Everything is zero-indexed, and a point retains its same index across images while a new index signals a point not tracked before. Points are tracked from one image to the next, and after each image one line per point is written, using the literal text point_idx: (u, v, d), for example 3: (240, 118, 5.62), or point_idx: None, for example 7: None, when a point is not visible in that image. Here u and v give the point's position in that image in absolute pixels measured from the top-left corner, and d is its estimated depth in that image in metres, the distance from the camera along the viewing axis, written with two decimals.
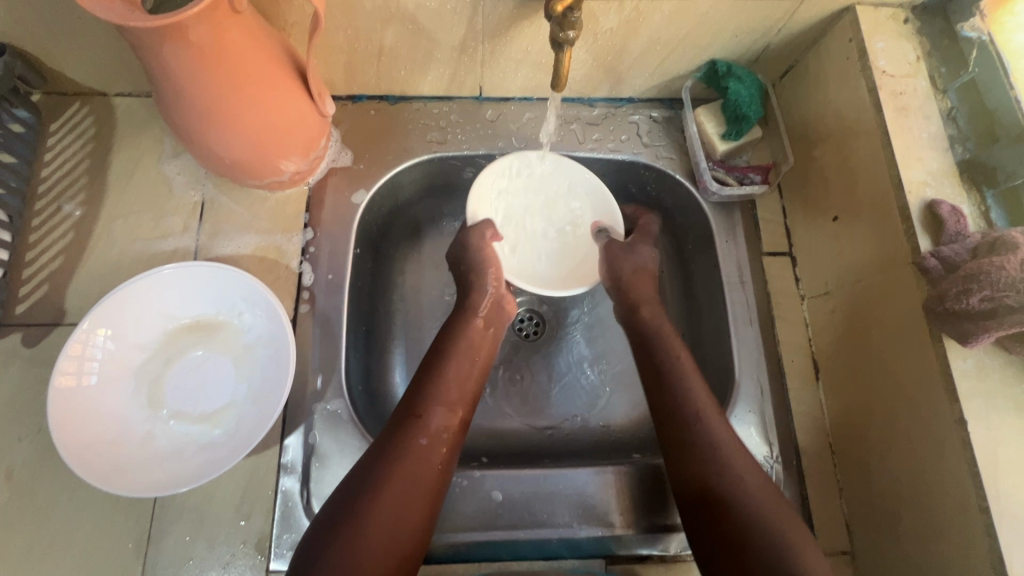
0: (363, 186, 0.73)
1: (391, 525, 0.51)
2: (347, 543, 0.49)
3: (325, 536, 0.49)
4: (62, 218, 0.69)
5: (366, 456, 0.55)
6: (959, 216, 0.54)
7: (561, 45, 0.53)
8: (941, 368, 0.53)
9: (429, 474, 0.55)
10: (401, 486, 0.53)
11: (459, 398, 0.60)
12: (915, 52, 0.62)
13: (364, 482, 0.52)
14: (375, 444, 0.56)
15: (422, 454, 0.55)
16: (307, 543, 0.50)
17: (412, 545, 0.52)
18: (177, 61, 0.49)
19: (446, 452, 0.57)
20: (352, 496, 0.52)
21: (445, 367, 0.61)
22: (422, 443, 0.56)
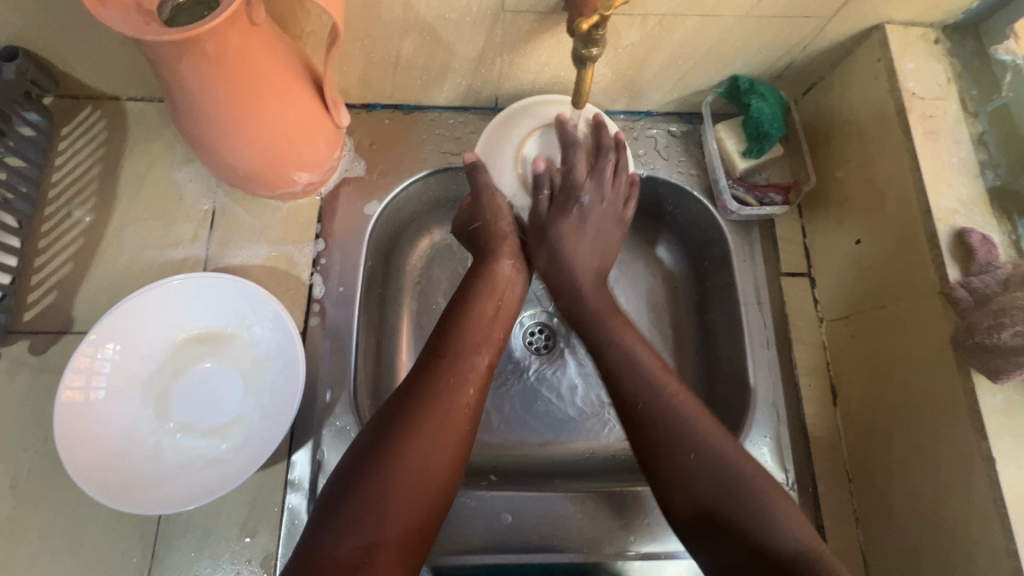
0: (376, 197, 0.72)
1: (420, 468, 0.50)
2: (375, 485, 0.48)
3: (353, 478, 0.48)
4: (72, 224, 0.68)
5: (394, 398, 0.54)
6: (990, 246, 0.53)
7: (583, 62, 0.51)
8: (969, 403, 0.51)
9: (458, 421, 0.53)
10: (431, 430, 0.51)
11: (488, 344, 0.59)
12: (945, 74, 0.61)
13: (394, 420, 0.51)
14: (406, 383, 0.55)
15: (452, 397, 0.54)
16: (333, 485, 0.49)
17: (440, 492, 0.51)
18: (194, 73, 0.48)
19: (475, 398, 0.55)
20: (380, 437, 0.50)
21: (469, 312, 0.60)
22: (448, 384, 0.54)
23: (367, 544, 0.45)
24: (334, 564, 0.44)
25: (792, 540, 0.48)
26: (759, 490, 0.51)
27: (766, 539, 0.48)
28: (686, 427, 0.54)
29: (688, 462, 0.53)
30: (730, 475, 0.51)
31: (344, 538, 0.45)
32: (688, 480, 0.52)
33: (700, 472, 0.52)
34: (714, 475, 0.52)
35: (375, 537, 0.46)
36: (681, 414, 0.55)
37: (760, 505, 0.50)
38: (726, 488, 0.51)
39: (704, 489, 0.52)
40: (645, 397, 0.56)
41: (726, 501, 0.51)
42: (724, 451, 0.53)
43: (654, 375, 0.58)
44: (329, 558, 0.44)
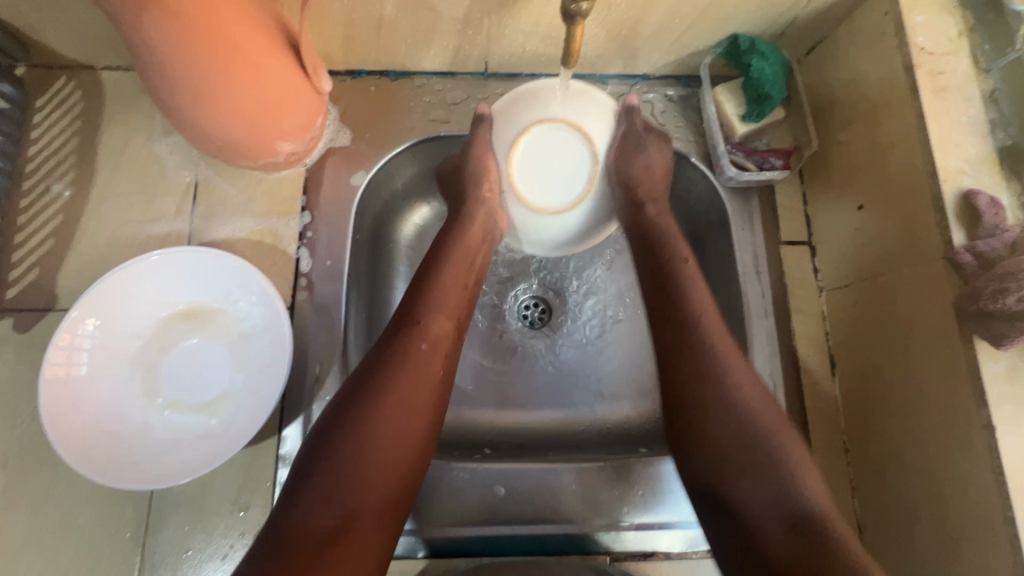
0: (363, 167, 0.70)
1: (391, 438, 0.48)
2: (347, 456, 0.46)
3: (323, 447, 0.46)
4: (51, 199, 0.67)
5: (363, 364, 0.51)
6: (998, 208, 0.51)
7: (573, 17, 0.48)
8: (970, 371, 0.50)
9: (428, 385, 0.51)
10: (403, 398, 0.49)
11: (459, 303, 0.58)
12: (957, 28, 0.57)
13: (362, 389, 0.49)
14: (372, 351, 0.52)
15: (425, 361, 0.52)
16: (305, 453, 0.47)
17: (414, 459, 0.49)
18: (159, 33, 0.46)
19: (447, 360, 0.54)
20: (349, 405, 0.48)
21: (440, 272, 0.58)
22: (422, 349, 0.52)
23: (342, 516, 0.44)
24: (308, 534, 0.43)
25: (813, 498, 0.47)
26: (774, 445, 0.49)
27: (788, 492, 0.47)
28: (725, 380, 0.52)
29: (715, 413, 0.51)
30: (759, 433, 0.50)
31: (317, 510, 0.44)
32: (713, 420, 0.51)
33: (735, 440, 0.50)
34: (742, 422, 0.50)
35: (349, 508, 0.45)
36: (716, 358, 0.53)
37: (785, 474, 0.48)
38: (752, 438, 0.50)
39: (729, 447, 0.50)
40: (692, 329, 0.55)
41: (754, 457, 0.49)
42: (757, 403, 0.51)
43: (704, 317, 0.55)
44: (302, 530, 0.43)
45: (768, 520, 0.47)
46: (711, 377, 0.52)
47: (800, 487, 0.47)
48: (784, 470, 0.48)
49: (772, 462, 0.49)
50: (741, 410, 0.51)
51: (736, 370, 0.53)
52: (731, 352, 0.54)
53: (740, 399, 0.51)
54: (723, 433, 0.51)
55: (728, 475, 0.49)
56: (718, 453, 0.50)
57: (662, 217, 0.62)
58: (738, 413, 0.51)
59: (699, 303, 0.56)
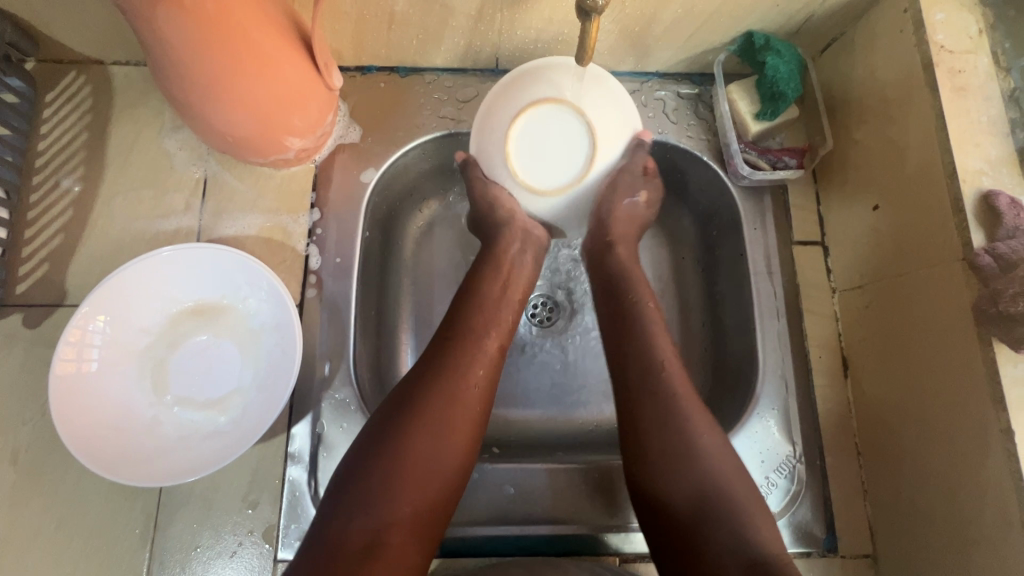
0: (372, 164, 0.69)
1: (431, 449, 0.47)
2: (386, 469, 0.46)
3: (363, 460, 0.47)
4: (61, 193, 0.66)
5: (405, 380, 0.52)
6: (1019, 209, 0.50)
7: (589, 14, 0.48)
8: (989, 373, 0.49)
9: (469, 401, 0.51)
10: (444, 412, 0.49)
11: (498, 321, 0.58)
12: (977, 25, 0.56)
13: (405, 400, 0.50)
14: (416, 365, 0.53)
15: (466, 376, 0.52)
16: (346, 466, 0.47)
17: (454, 475, 0.49)
18: (170, 27, 0.45)
19: (489, 379, 0.54)
20: (391, 419, 0.49)
21: (480, 290, 0.59)
22: (464, 364, 0.52)
23: (378, 528, 0.44)
24: (346, 547, 0.42)
25: (766, 545, 0.46)
26: (732, 496, 0.48)
27: (743, 537, 0.46)
28: (681, 420, 0.51)
29: (675, 466, 0.50)
30: (709, 471, 0.49)
31: (354, 521, 0.44)
32: (678, 461, 0.50)
33: (693, 472, 0.49)
34: (706, 462, 0.49)
35: (387, 520, 0.44)
36: (673, 394, 0.53)
37: (738, 510, 0.47)
38: (704, 487, 0.48)
39: (695, 477, 0.49)
40: (650, 371, 0.54)
41: (707, 491, 0.48)
42: (709, 433, 0.51)
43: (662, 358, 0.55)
44: (341, 541, 0.43)
45: (730, 567, 0.44)
46: (664, 410, 0.52)
47: (753, 536, 0.46)
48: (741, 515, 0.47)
49: (727, 506, 0.47)
50: (701, 455, 0.50)
51: (694, 413, 0.52)
52: (687, 395, 0.53)
53: (699, 442, 0.50)
54: (673, 475, 0.49)
55: (692, 517, 0.47)
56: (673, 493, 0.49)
57: (633, 260, 0.63)
58: (681, 425, 0.51)
59: (649, 340, 0.56)
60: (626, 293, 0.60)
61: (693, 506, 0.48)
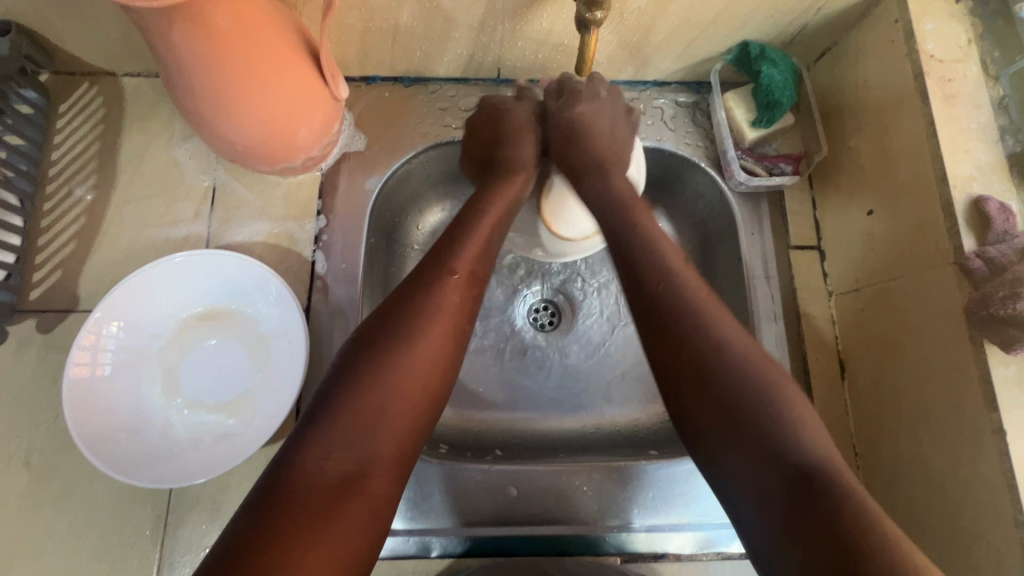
0: (377, 172, 0.71)
1: (407, 389, 0.48)
2: (363, 403, 0.46)
3: (339, 393, 0.46)
4: (73, 202, 0.68)
5: (379, 314, 0.51)
6: (1008, 214, 0.51)
7: (588, 26, 0.50)
8: (981, 374, 0.50)
9: (445, 338, 0.51)
10: (420, 351, 0.49)
11: (478, 253, 0.57)
12: (967, 35, 0.58)
13: (382, 337, 0.49)
14: (392, 299, 0.52)
15: (444, 313, 0.52)
16: (321, 397, 0.47)
17: (427, 410, 0.49)
18: (185, 42, 0.47)
19: (466, 316, 0.54)
20: (366, 353, 0.48)
21: (460, 228, 0.57)
22: (446, 302, 0.52)
23: (358, 461, 0.44)
24: (323, 477, 0.43)
25: (810, 450, 0.44)
26: (770, 404, 0.46)
27: (779, 446, 0.44)
28: (705, 333, 0.50)
29: (705, 374, 0.49)
30: (737, 378, 0.48)
31: (333, 453, 0.44)
32: (705, 377, 0.49)
33: (721, 379, 0.48)
34: (735, 371, 0.48)
35: (365, 454, 0.45)
36: (693, 314, 0.52)
37: (779, 419, 0.46)
38: (742, 395, 0.47)
39: (727, 391, 0.48)
40: (664, 285, 0.53)
41: (736, 406, 0.47)
42: (737, 345, 0.50)
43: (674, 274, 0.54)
44: (319, 472, 0.43)
45: (767, 480, 0.44)
46: (689, 319, 0.51)
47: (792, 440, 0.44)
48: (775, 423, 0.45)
49: (760, 416, 0.46)
50: (730, 367, 0.49)
51: (728, 332, 0.50)
52: (711, 309, 0.52)
53: (727, 351, 0.49)
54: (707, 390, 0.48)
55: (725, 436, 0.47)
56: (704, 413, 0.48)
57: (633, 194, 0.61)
58: (703, 335, 0.50)
59: (658, 252, 0.55)
60: (627, 214, 0.59)
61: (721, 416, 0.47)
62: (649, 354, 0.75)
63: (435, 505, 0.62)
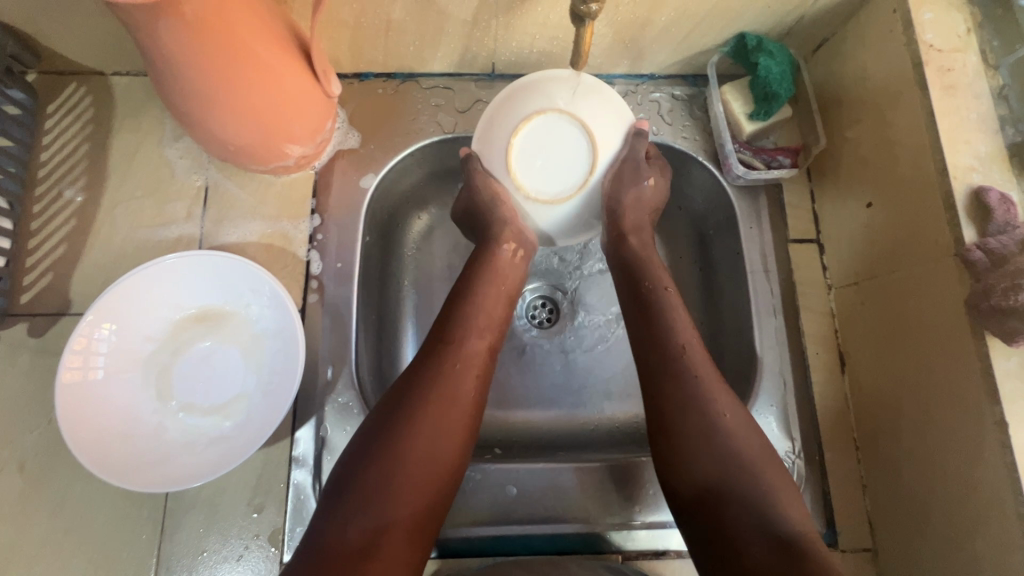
0: (372, 170, 0.70)
1: (427, 455, 0.48)
2: (382, 470, 0.46)
3: (359, 461, 0.47)
4: (63, 204, 0.67)
5: (401, 382, 0.52)
6: (1009, 205, 0.51)
7: (583, 19, 0.49)
8: (982, 367, 0.50)
9: (466, 409, 0.52)
10: (438, 417, 0.50)
11: (489, 321, 0.58)
12: (966, 24, 0.57)
13: (399, 406, 0.50)
14: (409, 367, 0.53)
15: (460, 381, 0.53)
16: (344, 467, 0.48)
17: (448, 475, 0.49)
18: (172, 40, 0.46)
19: (481, 381, 0.55)
20: (387, 423, 0.49)
21: (473, 295, 0.58)
22: (459, 370, 0.53)
23: (377, 527, 0.45)
24: (344, 547, 0.43)
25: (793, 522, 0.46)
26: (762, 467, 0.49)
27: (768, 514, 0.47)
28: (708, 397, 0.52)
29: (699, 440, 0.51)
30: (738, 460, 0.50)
31: (352, 522, 0.44)
32: (701, 440, 0.51)
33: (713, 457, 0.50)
34: (723, 454, 0.50)
35: (385, 518, 0.45)
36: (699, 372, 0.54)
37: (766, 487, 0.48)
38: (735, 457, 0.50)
39: (713, 467, 0.50)
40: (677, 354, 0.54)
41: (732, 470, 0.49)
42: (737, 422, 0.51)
43: (685, 345, 0.55)
44: (339, 543, 0.43)
45: (752, 538, 0.46)
46: (690, 404, 0.52)
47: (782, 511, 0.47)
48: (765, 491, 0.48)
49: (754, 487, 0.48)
50: (723, 427, 0.51)
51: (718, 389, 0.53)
52: (716, 379, 0.53)
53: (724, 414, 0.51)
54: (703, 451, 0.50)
55: (710, 491, 0.49)
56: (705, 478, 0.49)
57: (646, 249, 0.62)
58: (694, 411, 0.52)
59: (669, 327, 0.56)
60: (644, 275, 0.60)
61: (703, 482, 0.49)
62: None
63: None
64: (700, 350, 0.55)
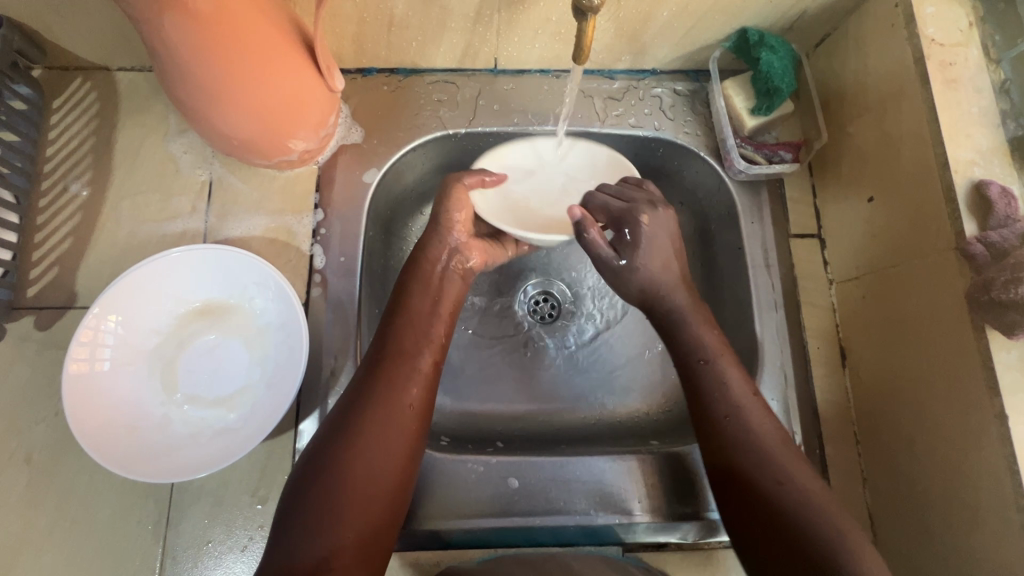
0: (375, 165, 0.70)
1: (369, 474, 0.49)
2: (325, 494, 0.47)
3: (303, 488, 0.48)
4: (69, 198, 0.68)
5: (342, 403, 0.53)
6: (1010, 198, 0.51)
7: (585, 13, 0.49)
8: (982, 360, 0.50)
9: (406, 425, 0.52)
10: (378, 437, 0.51)
11: (432, 338, 0.59)
12: (968, 19, 0.57)
13: (339, 430, 0.51)
14: (349, 390, 0.54)
15: (398, 399, 0.53)
16: (289, 496, 0.48)
17: (394, 493, 0.50)
18: (177, 34, 0.46)
19: (423, 394, 0.55)
20: (329, 447, 0.50)
21: (413, 311, 0.59)
22: (397, 388, 0.53)
23: (329, 551, 0.45)
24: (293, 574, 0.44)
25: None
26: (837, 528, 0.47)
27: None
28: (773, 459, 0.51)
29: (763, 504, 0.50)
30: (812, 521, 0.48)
31: (301, 549, 0.45)
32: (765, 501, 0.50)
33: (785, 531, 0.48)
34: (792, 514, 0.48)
35: (335, 541, 0.46)
36: (762, 437, 0.53)
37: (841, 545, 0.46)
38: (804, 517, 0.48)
39: (786, 541, 0.48)
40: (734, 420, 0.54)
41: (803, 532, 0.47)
42: (810, 488, 0.50)
43: (742, 410, 0.54)
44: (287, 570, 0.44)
45: None
46: (753, 465, 0.52)
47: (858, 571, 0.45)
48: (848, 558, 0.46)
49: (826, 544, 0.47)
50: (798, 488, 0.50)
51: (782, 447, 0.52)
52: (784, 446, 0.53)
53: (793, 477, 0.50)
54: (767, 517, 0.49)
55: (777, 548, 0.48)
56: (764, 534, 0.49)
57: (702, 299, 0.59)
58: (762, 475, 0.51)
59: (723, 394, 0.55)
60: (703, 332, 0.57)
61: (770, 536, 0.49)
62: (650, 345, 0.75)
63: (437, 498, 0.62)
64: (760, 416, 0.54)
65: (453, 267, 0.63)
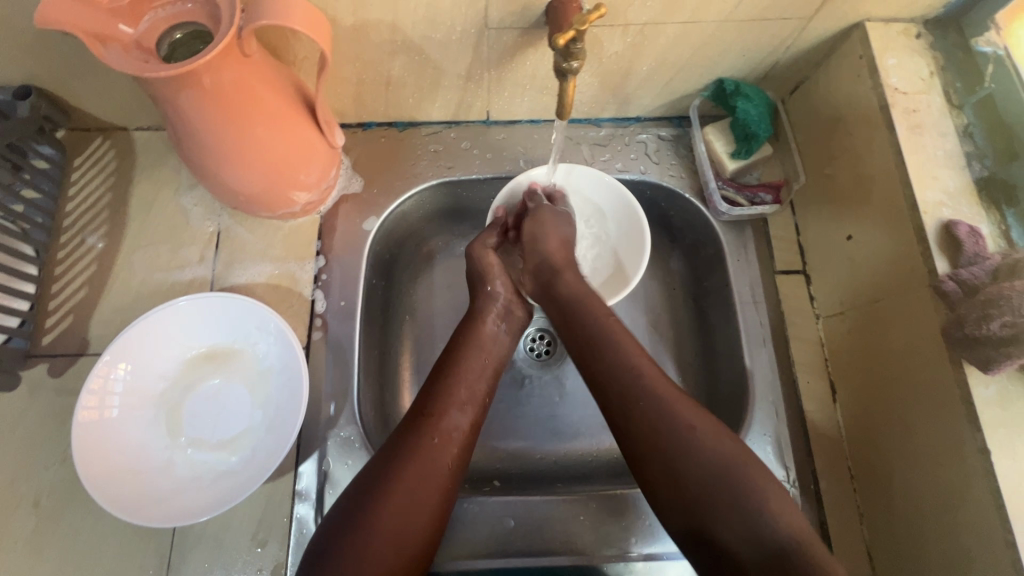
0: (374, 213, 0.74)
1: (396, 534, 0.50)
2: (353, 550, 0.48)
3: (333, 539, 0.49)
4: (85, 250, 0.72)
5: (382, 453, 0.54)
6: (978, 238, 0.53)
7: (565, 75, 0.53)
8: (962, 396, 0.51)
9: (439, 487, 0.53)
10: (409, 497, 0.51)
11: (475, 402, 0.59)
12: (928, 68, 0.61)
13: (373, 486, 0.51)
14: (389, 443, 0.55)
15: (435, 460, 0.54)
16: (321, 540, 0.49)
17: (415, 553, 0.51)
18: (191, 107, 0.51)
19: (458, 456, 0.56)
20: (363, 501, 0.51)
21: (461, 368, 0.60)
22: (436, 449, 0.54)
23: None
24: None
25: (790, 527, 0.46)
26: (748, 485, 0.48)
27: (760, 528, 0.46)
28: (676, 420, 0.51)
29: (674, 464, 0.50)
30: (725, 483, 0.48)
31: None
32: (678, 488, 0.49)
33: (691, 477, 0.49)
34: (704, 473, 0.48)
35: None
36: (659, 397, 0.53)
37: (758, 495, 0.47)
38: (719, 478, 0.48)
39: (703, 488, 0.48)
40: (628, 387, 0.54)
41: (721, 495, 0.48)
42: (723, 452, 0.49)
43: (640, 371, 0.55)
44: None
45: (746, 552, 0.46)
46: (665, 436, 0.51)
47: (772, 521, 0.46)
48: (758, 506, 0.47)
49: (749, 513, 0.46)
50: (701, 449, 0.50)
51: (678, 404, 0.52)
52: (685, 403, 0.53)
53: (694, 436, 0.50)
54: (677, 493, 0.49)
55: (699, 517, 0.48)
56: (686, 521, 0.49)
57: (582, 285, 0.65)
58: (673, 439, 0.50)
59: (621, 361, 0.56)
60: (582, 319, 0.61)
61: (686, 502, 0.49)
62: None
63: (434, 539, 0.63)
64: (656, 377, 0.55)
65: (495, 322, 0.65)
